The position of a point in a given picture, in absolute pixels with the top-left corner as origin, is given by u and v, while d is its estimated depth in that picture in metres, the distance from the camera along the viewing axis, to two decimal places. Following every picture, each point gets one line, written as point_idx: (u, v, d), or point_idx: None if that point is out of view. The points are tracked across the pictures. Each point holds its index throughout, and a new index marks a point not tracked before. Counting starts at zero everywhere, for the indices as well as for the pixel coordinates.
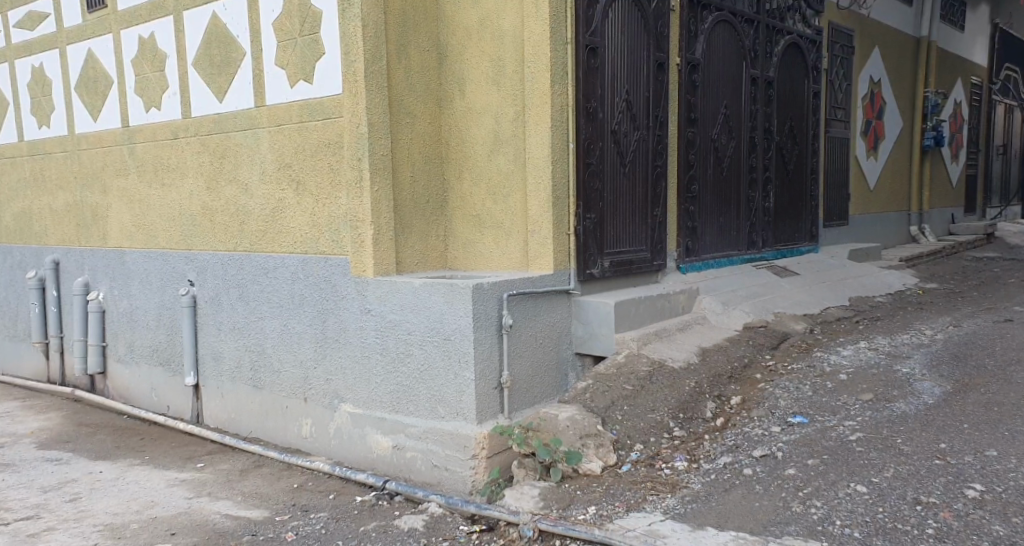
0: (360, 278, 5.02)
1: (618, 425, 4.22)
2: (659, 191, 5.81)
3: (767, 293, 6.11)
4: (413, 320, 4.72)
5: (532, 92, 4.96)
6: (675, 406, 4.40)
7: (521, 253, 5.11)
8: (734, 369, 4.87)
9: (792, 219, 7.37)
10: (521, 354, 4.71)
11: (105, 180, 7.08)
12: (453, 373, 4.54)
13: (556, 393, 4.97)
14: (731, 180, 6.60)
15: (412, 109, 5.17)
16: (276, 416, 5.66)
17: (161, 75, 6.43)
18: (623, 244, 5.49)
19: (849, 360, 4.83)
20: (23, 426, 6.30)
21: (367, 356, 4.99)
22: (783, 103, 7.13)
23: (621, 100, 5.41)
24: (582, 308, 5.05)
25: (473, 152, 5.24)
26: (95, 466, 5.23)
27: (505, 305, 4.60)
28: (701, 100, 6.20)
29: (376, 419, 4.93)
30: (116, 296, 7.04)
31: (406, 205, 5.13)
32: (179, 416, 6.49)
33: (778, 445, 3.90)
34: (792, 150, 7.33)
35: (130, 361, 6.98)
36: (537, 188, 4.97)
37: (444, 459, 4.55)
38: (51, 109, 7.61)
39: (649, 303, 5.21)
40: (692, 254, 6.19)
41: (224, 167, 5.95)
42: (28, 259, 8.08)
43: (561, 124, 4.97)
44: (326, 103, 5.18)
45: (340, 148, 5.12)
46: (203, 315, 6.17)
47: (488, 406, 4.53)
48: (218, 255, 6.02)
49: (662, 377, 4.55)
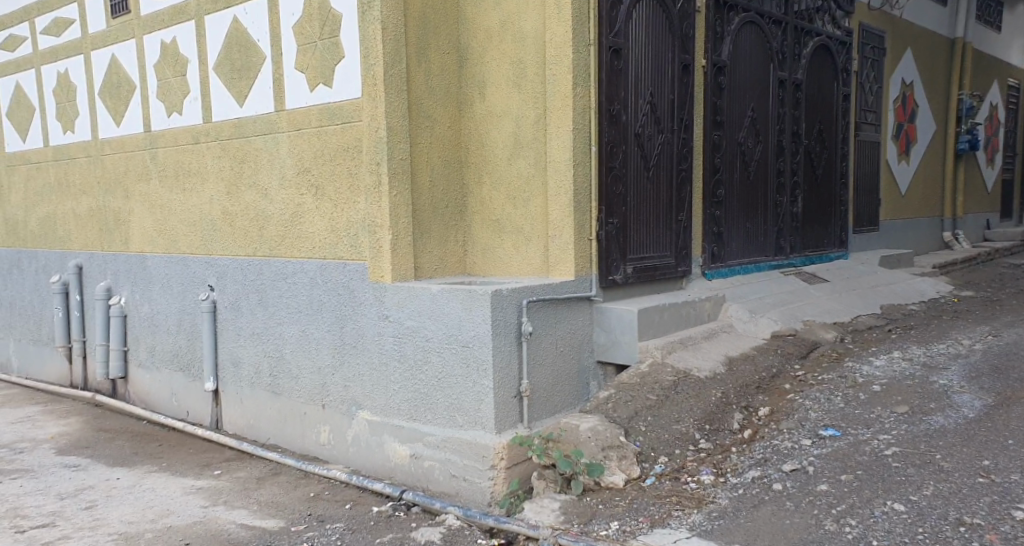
0: (378, 284, 4.94)
1: (641, 436, 4.10)
2: (684, 196, 5.68)
3: (796, 301, 5.95)
4: (431, 327, 4.64)
5: (553, 94, 4.87)
6: (701, 417, 4.27)
7: (541, 258, 5.01)
8: (762, 379, 4.73)
9: (820, 225, 7.20)
10: (542, 362, 4.61)
11: (127, 185, 7.08)
12: (471, 381, 4.45)
13: (577, 403, 4.86)
14: (758, 184, 6.46)
15: (431, 112, 5.09)
16: (295, 423, 5.60)
17: (183, 80, 6.42)
18: (647, 250, 5.37)
19: (883, 371, 4.67)
20: (43, 431, 6.29)
21: (385, 363, 4.91)
22: (811, 106, 6.98)
23: (644, 103, 5.30)
24: (604, 316, 4.93)
25: (493, 155, 5.15)
26: (113, 473, 5.20)
27: (525, 311, 4.50)
28: (728, 103, 6.07)
29: (394, 427, 4.85)
30: (137, 300, 7.03)
31: (424, 210, 5.05)
32: (198, 422, 6.46)
33: (809, 459, 3.76)
34: (821, 154, 7.17)
35: (150, 366, 6.96)
36: (558, 192, 4.87)
37: (463, 469, 4.45)
38: (75, 114, 7.63)
39: (672, 310, 5.08)
40: (718, 260, 6.05)
41: (244, 172, 5.91)
42: (52, 263, 8.11)
43: (583, 127, 4.87)
44: (346, 107, 5.12)
45: (359, 151, 5.06)
46: (222, 321, 6.13)
47: (507, 415, 4.43)
48: (238, 260, 5.98)
49: (688, 387, 4.42)
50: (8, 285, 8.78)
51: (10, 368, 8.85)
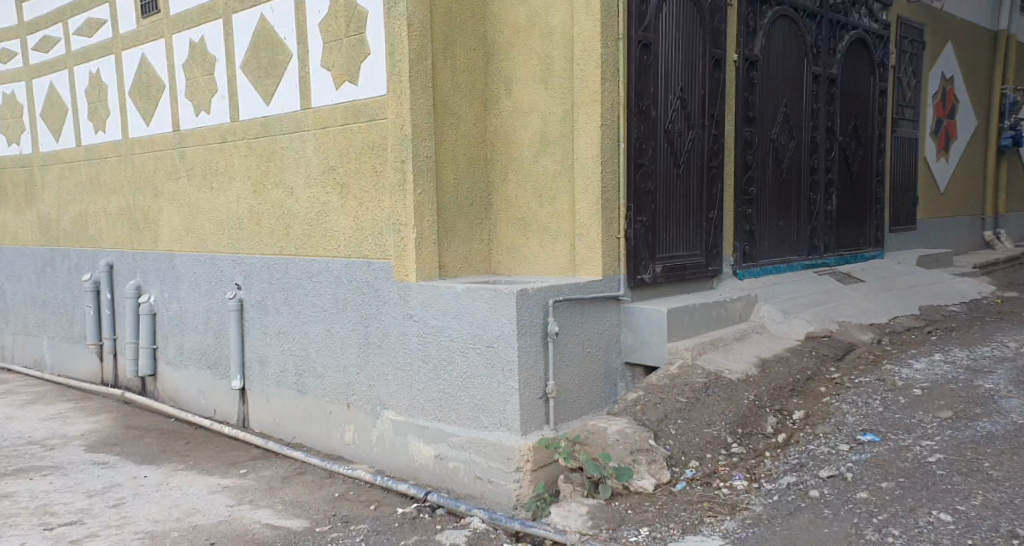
0: (403, 283, 4.89)
1: (671, 439, 4.00)
2: (715, 194, 5.57)
3: (831, 302, 5.80)
4: (456, 327, 4.58)
5: (581, 91, 4.78)
6: (733, 421, 4.15)
7: (568, 257, 4.93)
8: (796, 381, 4.60)
9: (855, 223, 7.02)
10: (568, 363, 4.53)
11: (156, 184, 7.12)
12: (496, 381, 4.38)
13: (604, 404, 4.77)
14: (791, 182, 6.31)
15: (457, 109, 5.03)
16: (321, 422, 5.57)
17: (211, 79, 6.43)
18: (676, 249, 5.27)
19: (924, 374, 4.51)
20: (73, 428, 6.33)
21: (410, 362, 4.86)
22: (847, 102, 6.81)
23: (674, 98, 5.19)
24: (632, 315, 4.84)
25: (519, 153, 5.08)
26: (140, 470, 5.20)
27: (551, 311, 4.43)
28: (760, 98, 5.93)
29: (418, 427, 4.80)
30: (166, 299, 7.06)
31: (449, 208, 4.99)
32: (225, 421, 6.47)
33: (847, 465, 3.63)
34: (857, 151, 6.99)
35: (179, 365, 6.99)
36: (585, 189, 4.79)
37: (488, 471, 4.38)
38: (107, 114, 7.69)
39: (703, 311, 4.97)
40: (750, 260, 5.92)
41: (271, 171, 5.90)
42: (84, 261, 8.19)
43: (611, 123, 4.78)
44: (371, 105, 5.07)
45: (384, 149, 5.01)
46: (249, 320, 6.13)
47: (533, 417, 4.36)
48: (264, 259, 5.97)
49: (719, 389, 4.31)
50: (41, 283, 8.88)
51: (43, 365, 8.96)
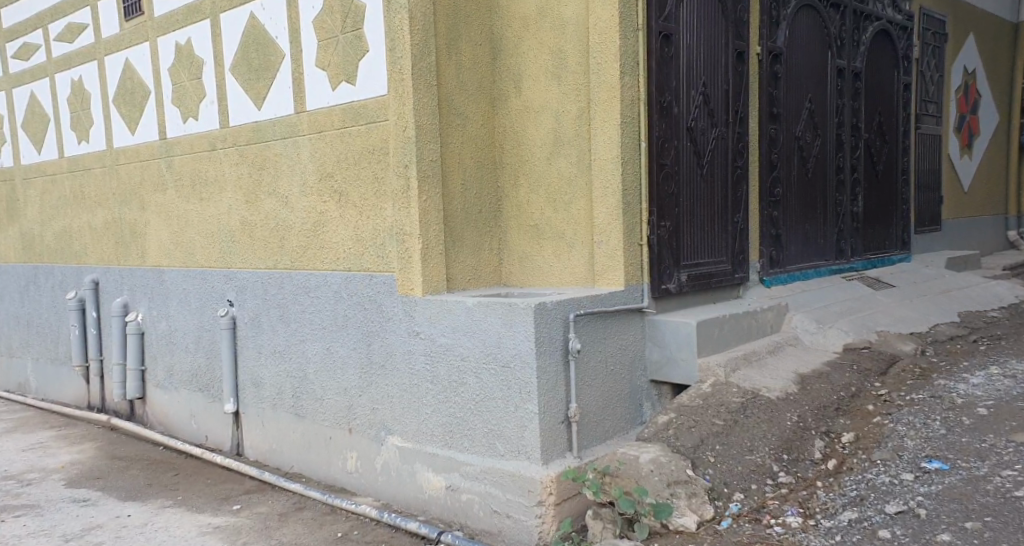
0: (408, 298, 4.50)
1: (710, 468, 3.62)
2: (740, 196, 5.19)
3: (865, 310, 5.43)
4: (467, 344, 4.18)
5: (598, 86, 4.40)
6: (777, 446, 3.78)
7: (587, 267, 4.55)
8: (841, 399, 4.21)
9: (881, 225, 6.64)
10: (590, 383, 4.15)
11: (143, 196, 6.72)
12: (513, 405, 4.00)
13: (630, 427, 4.38)
14: (817, 182, 5.94)
15: (463, 109, 4.65)
16: (321, 448, 5.18)
17: (199, 83, 6.04)
18: (701, 255, 4.89)
19: (984, 391, 4.12)
20: (53, 459, 5.91)
21: (417, 384, 4.47)
22: (872, 96, 6.43)
23: (697, 94, 4.81)
24: (658, 329, 4.46)
25: (531, 155, 4.70)
26: (124, 508, 4.78)
27: (571, 327, 4.04)
28: (785, 93, 5.56)
29: (427, 454, 4.41)
30: (155, 316, 6.65)
31: (456, 217, 4.60)
32: (218, 447, 6.06)
33: (916, 499, 3.26)
34: (883, 148, 6.61)
35: (169, 387, 6.57)
36: (604, 193, 4.40)
37: (506, 505, 4.00)
38: (90, 123, 7.30)
39: (733, 322, 4.59)
40: (777, 265, 5.55)
41: (264, 179, 5.50)
42: (68, 278, 7.78)
43: (631, 121, 4.40)
44: (371, 106, 4.69)
45: (385, 154, 4.63)
46: (242, 338, 5.73)
47: (553, 444, 3.98)
48: (258, 274, 5.57)
49: (758, 410, 3.97)
50: (24, 302, 8.46)
51: (28, 388, 8.54)
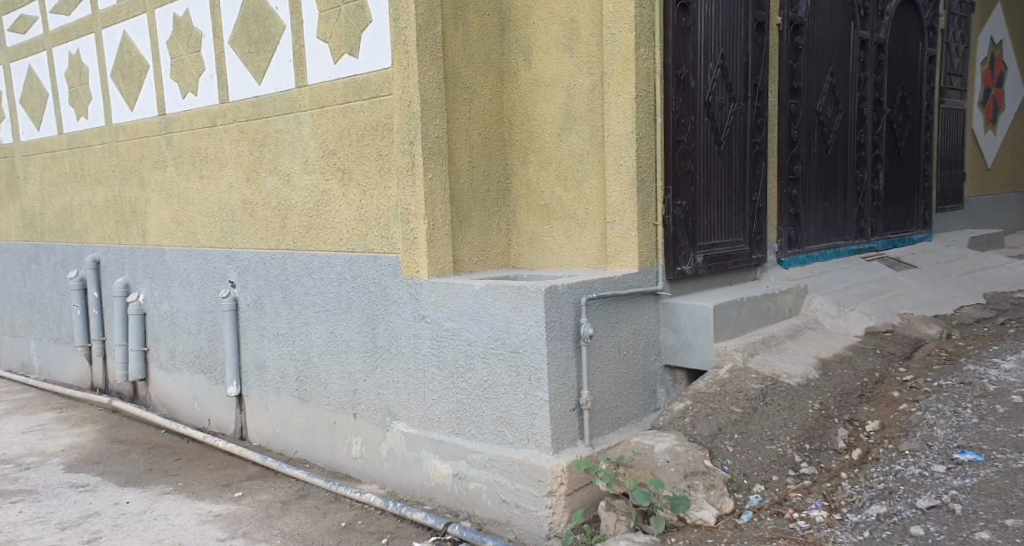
0: (413, 280, 4.34)
1: (729, 458, 3.46)
2: (758, 173, 5.00)
3: (886, 292, 5.24)
4: (475, 329, 4.02)
5: (611, 58, 4.19)
6: (799, 435, 3.62)
7: (599, 248, 4.37)
8: (864, 386, 4.04)
9: (903, 203, 6.43)
10: (602, 369, 3.99)
11: (143, 173, 6.55)
12: (522, 392, 3.84)
13: (644, 413, 4.23)
14: (838, 159, 5.73)
15: (470, 84, 4.46)
16: (325, 433, 5.05)
17: (198, 57, 5.85)
18: (718, 236, 4.71)
19: (1016, 377, 3.94)
20: (53, 443, 5.80)
21: (423, 369, 4.32)
22: (895, 69, 6.19)
23: (715, 67, 4.60)
24: (672, 313, 4.29)
25: (541, 132, 4.52)
26: (123, 494, 4.67)
27: (583, 311, 3.87)
28: (806, 66, 5.34)
29: (433, 441, 4.27)
30: (156, 297, 6.52)
31: (463, 196, 4.42)
32: (221, 430, 5.95)
33: (949, 493, 3.10)
34: (906, 124, 6.37)
35: (172, 369, 6.45)
36: (617, 171, 4.22)
37: (515, 495, 3.86)
38: (89, 98, 7.12)
39: (751, 305, 4.42)
40: (796, 246, 5.36)
41: (265, 156, 5.33)
42: (70, 257, 7.65)
43: (646, 95, 4.20)
44: (374, 80, 4.50)
45: (389, 130, 4.45)
46: (245, 320, 5.58)
47: (564, 432, 3.82)
48: (259, 254, 5.42)
49: (778, 396, 3.82)
50: (27, 281, 8.34)
51: (31, 368, 8.45)
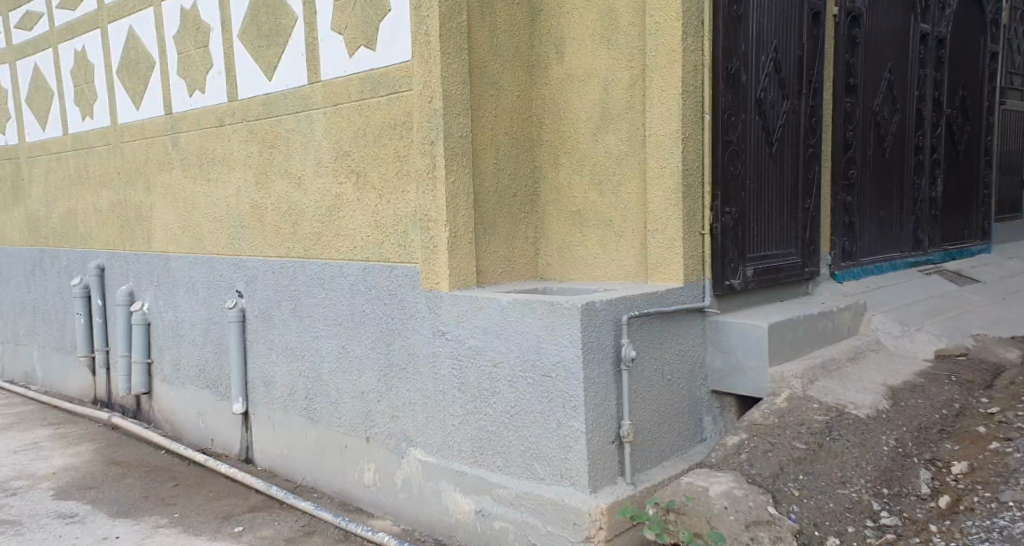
0: (431, 293, 3.92)
1: (795, 506, 3.06)
2: (812, 178, 4.55)
3: (953, 311, 4.78)
4: (501, 348, 3.60)
5: (654, 49, 3.75)
6: (875, 478, 3.22)
7: (639, 258, 3.93)
8: (944, 419, 3.60)
9: (962, 212, 5.94)
10: (644, 396, 3.55)
11: (148, 176, 6.19)
12: (555, 421, 3.41)
13: (689, 445, 3.79)
14: (895, 163, 5.26)
15: (497, 78, 4.04)
16: (335, 458, 4.64)
17: (206, 52, 5.48)
18: (769, 247, 4.26)
19: None
20: (45, 464, 5.43)
21: (442, 391, 3.90)
22: (957, 66, 5.71)
23: (768, 60, 4.16)
24: (721, 333, 3.84)
25: (573, 131, 4.10)
26: (113, 527, 4.29)
27: (624, 331, 3.43)
28: (863, 61, 4.88)
29: (454, 472, 3.85)
30: (161, 306, 6.14)
31: (488, 201, 4.00)
32: (226, 450, 5.56)
33: None
34: (966, 126, 5.89)
35: (176, 383, 6.07)
36: (660, 174, 3.78)
37: (546, 538, 3.43)
38: (94, 97, 6.77)
39: (809, 324, 3.98)
40: (850, 258, 4.90)
41: (275, 158, 4.94)
42: (74, 264, 7.30)
43: (694, 90, 3.76)
44: (393, 74, 4.09)
45: (408, 129, 4.04)
46: (252, 333, 5.19)
47: (603, 468, 3.39)
48: (268, 262, 5.02)
49: (847, 431, 3.42)
50: (30, 287, 8.00)
51: (35, 377, 8.12)
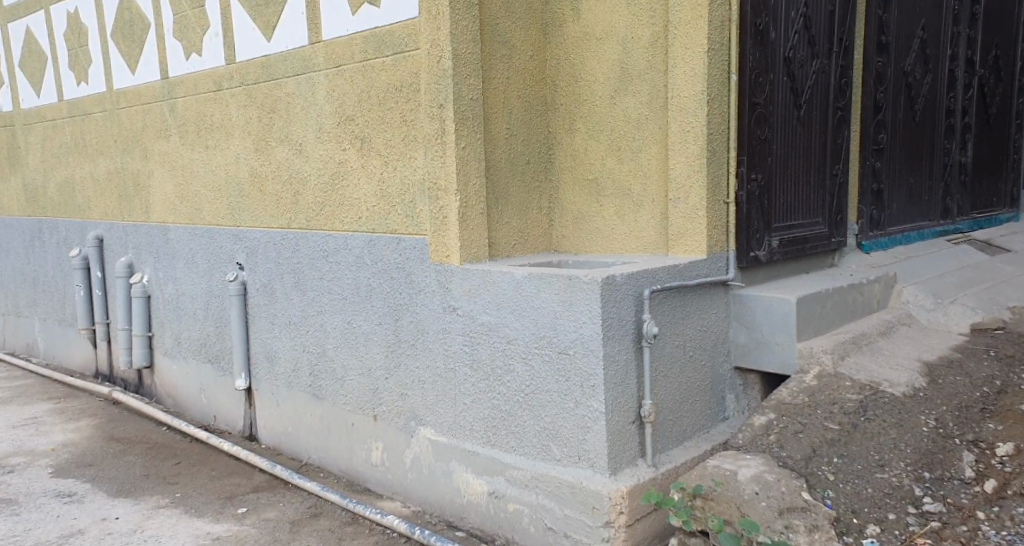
0: (442, 267, 3.72)
1: (830, 491, 2.91)
2: (841, 143, 4.31)
3: (986, 282, 4.56)
4: (515, 324, 3.40)
5: (678, 4, 3.50)
6: (915, 462, 3.03)
7: (659, 229, 3.72)
8: (985, 396, 3.39)
9: (992, 179, 5.69)
10: (665, 374, 3.36)
11: (145, 143, 5.97)
12: (572, 401, 3.23)
13: (712, 424, 3.61)
14: (925, 127, 5.01)
15: (509, 36, 3.80)
16: (342, 435, 4.47)
17: (202, 12, 5.23)
18: (795, 216, 4.04)
19: None
20: (44, 440, 5.28)
21: (453, 369, 3.71)
22: (991, 24, 5.43)
23: (798, 16, 3.91)
24: (746, 307, 3.64)
25: (590, 94, 3.87)
26: (112, 507, 4.15)
27: (646, 306, 3.24)
28: (895, 18, 4.61)
29: (465, 452, 3.68)
30: (160, 279, 5.95)
31: (500, 168, 3.78)
32: (229, 427, 5.41)
33: None
34: (998, 88, 5.62)
35: (178, 357, 5.90)
36: (682, 138, 3.55)
37: (564, 522, 3.27)
38: (89, 62, 6.54)
39: (838, 297, 3.77)
40: (878, 227, 4.67)
41: (275, 124, 4.72)
42: (72, 235, 7.12)
43: (720, 48, 3.52)
44: (398, 32, 3.85)
45: (415, 92, 3.81)
46: (254, 306, 5.00)
47: (623, 450, 3.21)
48: (270, 233, 4.82)
49: (882, 411, 3.23)
50: (29, 258, 7.83)
51: (36, 349, 7.98)
